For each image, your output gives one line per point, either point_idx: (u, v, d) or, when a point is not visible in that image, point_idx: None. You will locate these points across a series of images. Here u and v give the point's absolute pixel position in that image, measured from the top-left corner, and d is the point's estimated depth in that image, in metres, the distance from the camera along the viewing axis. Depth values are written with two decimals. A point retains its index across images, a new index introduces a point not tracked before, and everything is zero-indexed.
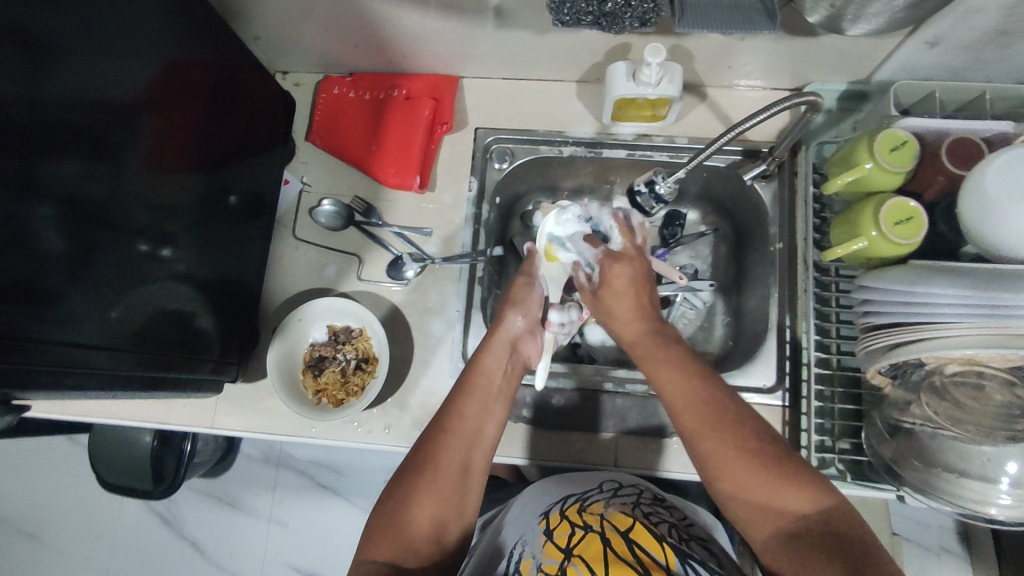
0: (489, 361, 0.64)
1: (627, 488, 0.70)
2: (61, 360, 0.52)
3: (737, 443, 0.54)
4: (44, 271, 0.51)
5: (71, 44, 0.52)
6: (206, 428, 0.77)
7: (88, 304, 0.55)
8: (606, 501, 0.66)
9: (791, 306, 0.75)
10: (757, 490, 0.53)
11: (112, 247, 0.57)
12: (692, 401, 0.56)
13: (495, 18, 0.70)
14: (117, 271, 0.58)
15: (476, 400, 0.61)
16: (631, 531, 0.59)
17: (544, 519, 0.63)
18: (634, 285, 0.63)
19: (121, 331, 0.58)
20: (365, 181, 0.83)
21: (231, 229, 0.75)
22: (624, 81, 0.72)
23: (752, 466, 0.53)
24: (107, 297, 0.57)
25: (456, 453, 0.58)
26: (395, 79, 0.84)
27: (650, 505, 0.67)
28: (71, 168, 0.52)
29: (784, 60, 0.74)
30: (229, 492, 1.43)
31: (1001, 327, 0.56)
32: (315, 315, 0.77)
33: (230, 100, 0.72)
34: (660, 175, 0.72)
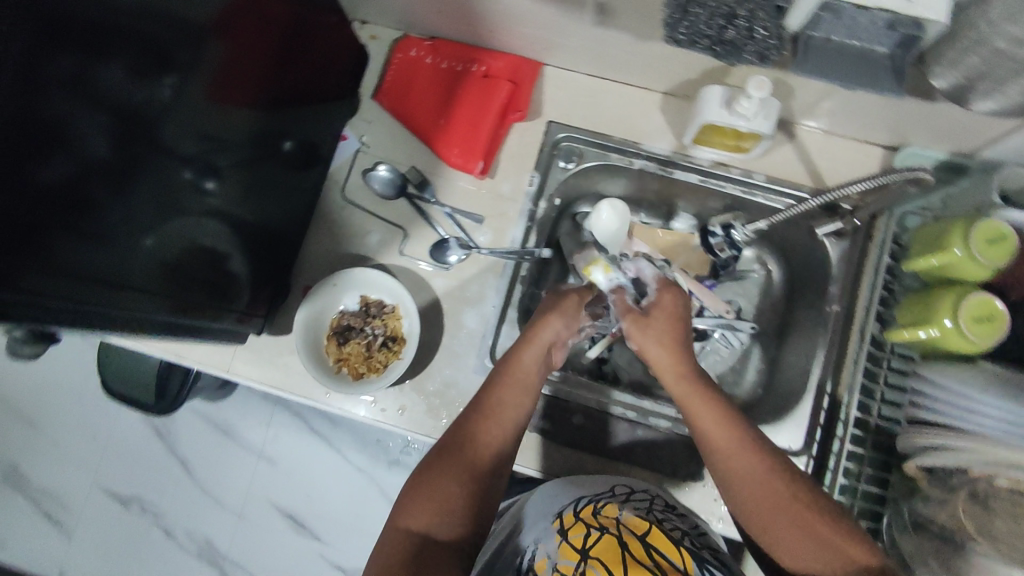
0: (529, 357, 0.65)
1: (639, 492, 0.67)
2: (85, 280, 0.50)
3: (766, 472, 0.55)
4: (83, 187, 0.48)
5: None
6: (221, 371, 0.76)
7: (124, 227, 0.53)
8: (620, 505, 0.63)
9: (836, 372, 0.71)
10: (787, 521, 0.52)
11: (165, 169, 0.56)
12: (718, 426, 0.58)
13: (596, 13, 0.66)
14: (155, 196, 0.55)
15: (515, 393, 0.63)
16: (648, 534, 0.57)
17: (557, 518, 0.61)
18: (675, 317, 0.67)
19: (149, 260, 0.57)
20: (425, 154, 0.80)
21: (278, 176, 0.73)
22: (717, 107, 0.68)
23: (781, 497, 0.53)
24: (142, 223, 0.55)
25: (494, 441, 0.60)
26: (475, 52, 0.80)
27: (662, 512, 0.64)
28: (123, 81, 0.48)
29: (890, 117, 0.69)
30: (225, 420, 1.44)
31: None
32: (350, 282, 0.75)
33: (303, 42, 0.68)
34: (738, 222, 0.77)
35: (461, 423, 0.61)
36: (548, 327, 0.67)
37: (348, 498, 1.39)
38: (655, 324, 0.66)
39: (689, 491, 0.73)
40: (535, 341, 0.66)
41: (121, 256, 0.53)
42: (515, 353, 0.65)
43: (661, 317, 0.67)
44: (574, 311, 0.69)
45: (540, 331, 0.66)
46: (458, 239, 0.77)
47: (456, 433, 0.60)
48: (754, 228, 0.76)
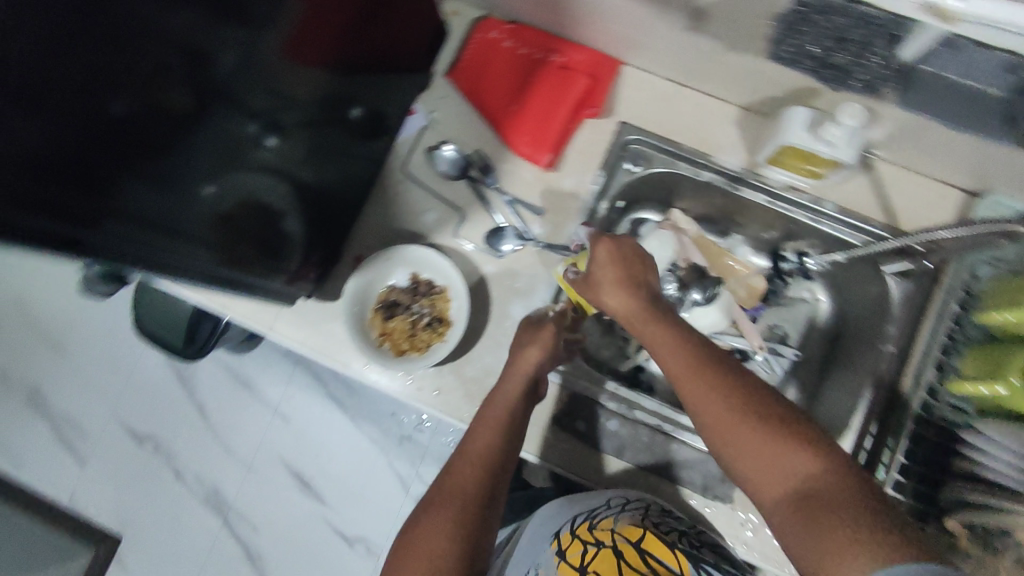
0: (503, 397, 0.65)
1: (635, 500, 0.68)
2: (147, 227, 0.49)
3: (726, 387, 0.53)
4: (151, 132, 0.45)
5: None
6: (261, 328, 0.76)
7: (188, 176, 0.51)
8: (615, 515, 0.65)
9: (883, 415, 0.69)
10: (754, 438, 0.51)
11: (232, 124, 0.54)
12: (675, 360, 0.56)
13: (692, 18, 0.64)
14: (221, 147, 0.54)
15: (491, 428, 0.64)
16: (643, 539, 0.61)
17: (555, 540, 0.65)
18: (620, 261, 0.63)
19: (207, 210, 0.56)
20: (492, 138, 0.79)
21: (344, 142, 0.72)
22: (802, 130, 0.66)
23: (745, 414, 0.51)
24: (205, 173, 0.53)
25: (470, 478, 0.61)
26: (555, 43, 0.79)
27: (661, 515, 0.66)
28: (203, 26, 0.45)
29: (979, 163, 0.67)
30: (246, 374, 1.45)
31: None
32: (403, 258, 0.75)
33: (386, 10, 0.67)
34: (813, 252, 0.83)
35: (444, 473, 0.62)
36: (523, 359, 0.67)
37: (356, 467, 1.40)
38: (599, 276, 0.63)
39: (716, 512, 0.72)
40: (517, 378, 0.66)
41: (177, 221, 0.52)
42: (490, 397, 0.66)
43: (604, 262, 0.63)
44: (552, 346, 0.68)
45: (523, 347, 0.68)
46: (516, 232, 0.76)
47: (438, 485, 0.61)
48: (830, 258, 0.79)
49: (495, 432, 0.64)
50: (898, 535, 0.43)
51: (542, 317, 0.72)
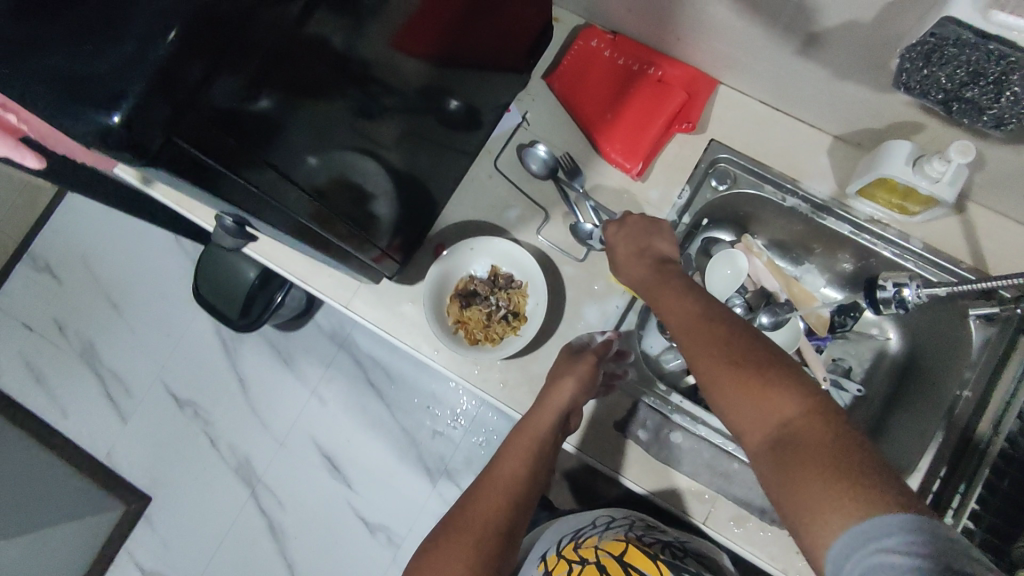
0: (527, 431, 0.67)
1: (618, 522, 0.78)
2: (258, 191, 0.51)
3: (724, 337, 0.54)
4: (271, 102, 0.47)
5: None
6: (340, 304, 0.78)
7: (296, 150, 0.53)
8: (600, 535, 0.74)
9: (953, 459, 0.69)
10: (740, 381, 0.51)
11: (340, 109, 0.56)
12: (681, 317, 0.58)
13: (804, 42, 0.65)
14: (330, 126, 0.55)
15: (516, 461, 0.66)
16: (625, 554, 0.66)
17: (543, 562, 0.72)
18: (637, 234, 0.70)
19: (311, 181, 0.57)
20: (582, 143, 0.81)
21: (443, 132, 0.74)
22: (901, 163, 0.66)
23: (738, 360, 0.52)
24: (313, 147, 0.55)
25: (495, 509, 0.63)
26: (654, 56, 0.79)
27: (643, 530, 0.76)
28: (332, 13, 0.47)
29: None
30: (291, 351, 1.48)
31: None
32: (485, 250, 0.76)
33: (498, 10, 0.69)
34: (914, 282, 0.72)
35: (468, 498, 0.65)
36: (562, 387, 0.68)
37: (385, 455, 1.40)
38: (617, 252, 0.70)
39: (771, 538, 0.70)
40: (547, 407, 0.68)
41: (279, 203, 0.55)
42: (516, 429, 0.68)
43: (617, 238, 0.70)
44: (587, 378, 0.68)
45: (561, 372, 0.69)
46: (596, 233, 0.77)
47: (459, 510, 0.64)
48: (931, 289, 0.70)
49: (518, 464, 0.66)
50: (873, 488, 0.42)
51: (582, 347, 0.72)
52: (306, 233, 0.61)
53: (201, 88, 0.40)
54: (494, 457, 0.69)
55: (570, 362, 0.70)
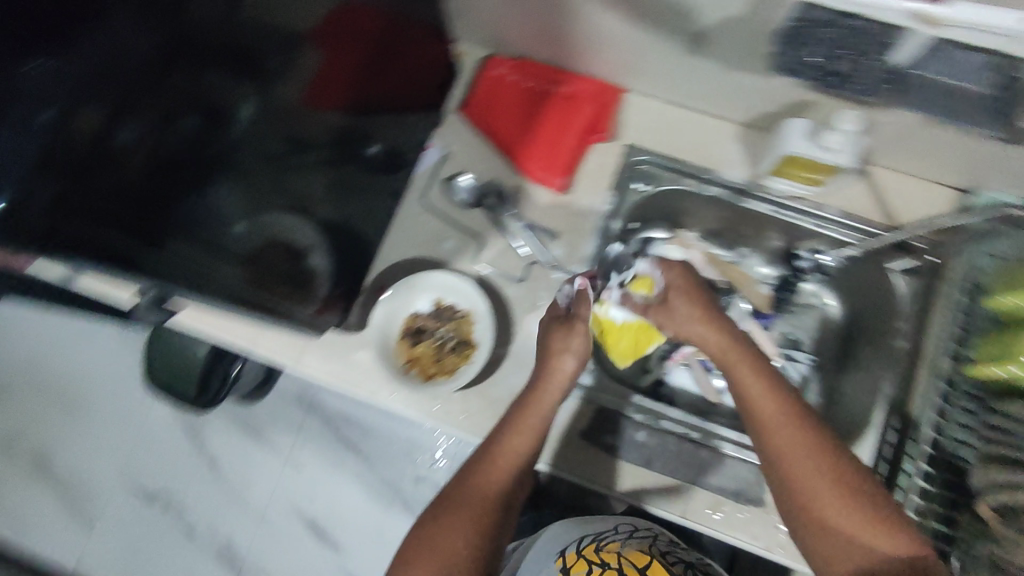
0: (531, 410, 0.66)
1: (640, 532, 0.85)
2: (184, 263, 0.53)
3: (811, 442, 0.58)
4: (178, 172, 0.50)
5: None
6: (289, 364, 0.77)
7: (218, 217, 0.55)
8: (622, 542, 0.81)
9: (901, 408, 0.73)
10: (828, 492, 0.57)
11: (263, 168, 0.60)
12: (762, 405, 0.61)
13: (690, 41, 0.69)
14: (252, 189, 0.58)
15: (521, 439, 0.64)
16: (647, 564, 0.76)
17: (562, 556, 0.79)
18: (690, 288, 0.69)
19: (241, 246, 0.58)
20: (505, 167, 0.83)
21: (363, 177, 0.75)
22: (800, 139, 0.70)
23: (825, 470, 0.57)
24: (236, 212, 0.57)
25: (496, 489, 0.62)
26: (558, 74, 0.83)
27: (664, 547, 0.83)
28: (218, 81, 0.52)
29: (968, 160, 0.71)
30: (257, 423, 1.44)
31: None
32: (425, 284, 0.78)
33: (392, 52, 0.71)
34: (826, 249, 0.83)
35: (467, 475, 0.63)
36: (568, 359, 0.68)
37: (371, 512, 1.37)
38: (673, 300, 0.69)
39: (751, 519, 0.71)
40: (551, 381, 0.68)
41: (213, 277, 0.56)
42: (519, 407, 0.67)
43: (677, 288, 0.70)
44: (584, 351, 0.69)
45: (563, 342, 0.69)
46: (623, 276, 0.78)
47: (458, 487, 0.63)
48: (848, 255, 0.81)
49: (526, 445, 0.64)
50: None
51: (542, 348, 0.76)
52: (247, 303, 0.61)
53: (101, 155, 0.45)
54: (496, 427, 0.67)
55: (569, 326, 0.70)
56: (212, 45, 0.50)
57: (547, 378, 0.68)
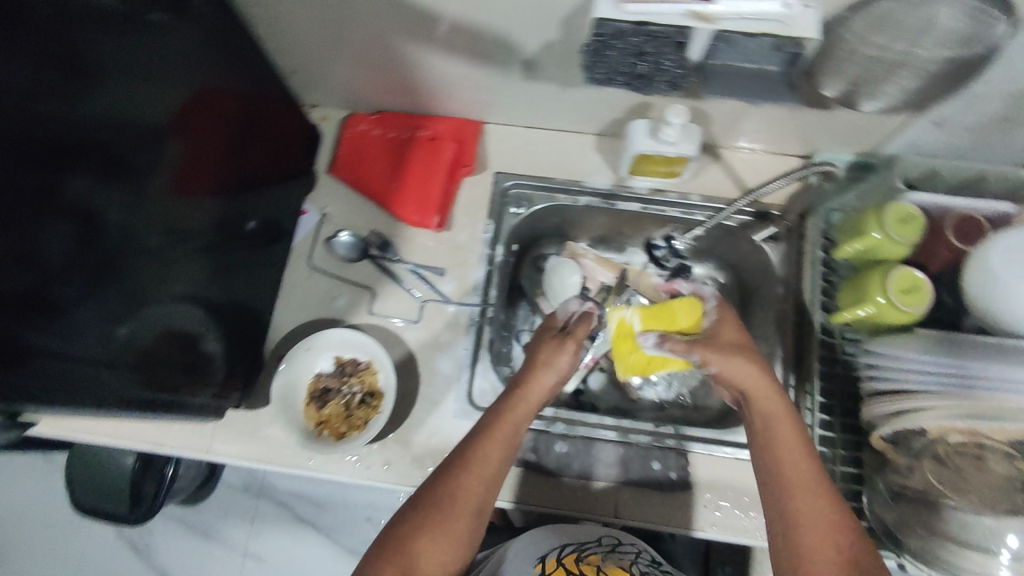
0: (511, 419, 0.62)
1: (625, 546, 0.76)
2: (64, 373, 0.53)
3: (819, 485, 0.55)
4: (52, 282, 0.50)
5: (111, 68, 0.52)
6: (200, 453, 0.76)
7: (97, 320, 0.56)
8: (604, 555, 0.72)
9: (798, 366, 0.76)
10: (825, 539, 0.53)
11: (139, 266, 0.60)
12: (775, 438, 0.59)
13: (524, 69, 0.73)
14: (132, 288, 0.59)
15: (500, 447, 0.60)
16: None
17: (540, 562, 0.69)
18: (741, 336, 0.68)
19: (127, 347, 0.59)
20: (384, 216, 0.85)
21: (246, 253, 0.76)
22: (644, 138, 0.75)
23: (828, 520, 0.53)
24: (118, 314, 0.58)
25: (474, 501, 0.58)
26: (419, 121, 0.86)
27: (647, 566, 0.73)
28: (82, 186, 0.52)
29: (797, 129, 0.78)
30: (207, 522, 1.35)
31: (972, 400, 0.61)
32: (323, 345, 0.77)
33: (254, 130, 0.73)
34: (676, 234, 0.85)
35: (441, 479, 0.58)
36: (555, 369, 0.66)
37: None
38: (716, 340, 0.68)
39: (679, 504, 0.74)
40: (531, 393, 0.64)
41: (95, 374, 0.56)
42: (497, 414, 0.62)
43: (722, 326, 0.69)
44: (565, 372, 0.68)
45: (554, 356, 0.68)
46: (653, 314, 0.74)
47: (430, 493, 0.58)
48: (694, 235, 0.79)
49: (504, 454, 0.60)
50: None
51: (451, 381, 0.78)
52: (138, 401, 0.62)
53: None
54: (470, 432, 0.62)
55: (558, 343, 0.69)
56: (72, 145, 0.50)
57: (528, 387, 0.65)
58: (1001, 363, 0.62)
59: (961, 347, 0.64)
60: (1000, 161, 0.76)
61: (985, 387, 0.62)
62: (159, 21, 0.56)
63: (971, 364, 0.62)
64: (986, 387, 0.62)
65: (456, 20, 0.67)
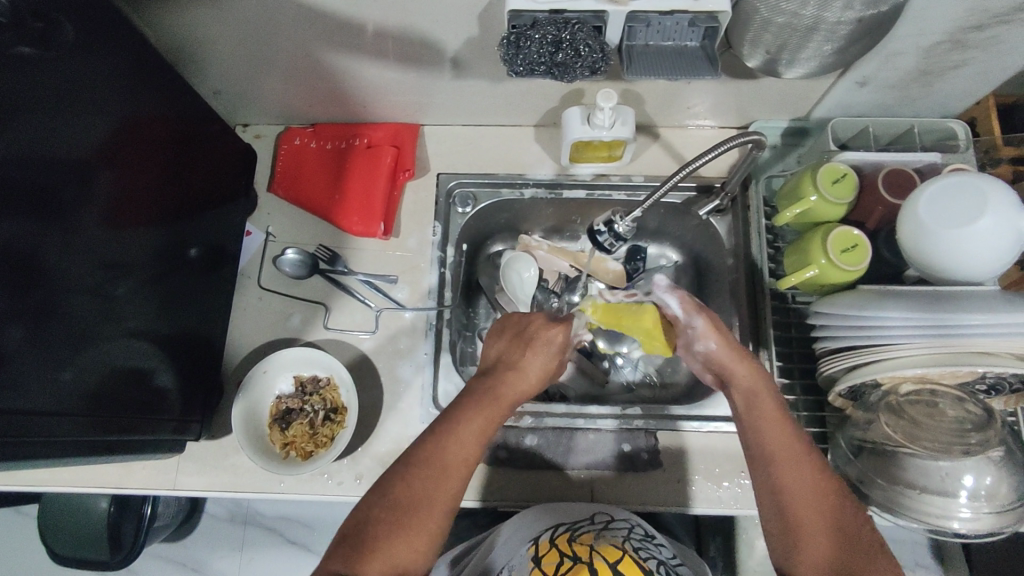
0: (479, 415, 0.60)
1: (618, 521, 0.66)
2: (16, 426, 0.51)
3: (805, 455, 0.56)
4: None
5: (22, 106, 0.52)
6: (167, 489, 0.76)
7: (39, 368, 0.54)
8: (597, 532, 0.61)
9: (753, 334, 0.78)
10: (812, 507, 0.54)
11: (80, 304, 0.58)
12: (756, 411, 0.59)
13: (452, 68, 0.73)
14: (73, 329, 0.57)
15: (473, 440, 0.58)
16: (620, 561, 0.55)
17: (533, 545, 0.61)
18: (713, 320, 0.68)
19: (75, 391, 0.57)
20: (331, 229, 0.84)
21: (193, 281, 0.74)
22: (579, 125, 0.75)
23: (815, 488, 0.55)
24: (61, 358, 0.56)
25: (446, 494, 0.56)
26: (355, 128, 0.86)
27: (641, 541, 0.63)
28: (8, 229, 0.50)
29: (729, 101, 0.79)
30: (194, 557, 1.28)
31: (942, 346, 0.60)
32: (281, 365, 0.76)
33: (187, 156, 0.72)
34: (618, 215, 0.71)
35: (409, 471, 0.56)
36: (528, 366, 0.64)
37: None
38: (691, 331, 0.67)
39: (653, 483, 0.75)
40: (501, 392, 0.62)
41: (48, 422, 0.55)
42: (465, 409, 0.60)
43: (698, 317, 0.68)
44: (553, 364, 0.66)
45: (519, 355, 0.65)
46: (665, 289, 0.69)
47: (399, 481, 0.56)
48: (634, 217, 0.71)
49: (475, 447, 0.58)
50: None
51: (414, 387, 0.78)
52: (93, 445, 0.60)
53: None
54: (440, 420, 0.60)
55: (524, 341, 0.66)
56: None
57: (508, 381, 0.63)
58: (963, 310, 0.59)
59: (921, 298, 0.61)
60: (925, 113, 0.78)
61: (955, 330, 0.60)
62: (32, 53, 0.53)
63: (943, 313, 0.60)
64: (957, 331, 0.60)
65: (377, 27, 0.66)
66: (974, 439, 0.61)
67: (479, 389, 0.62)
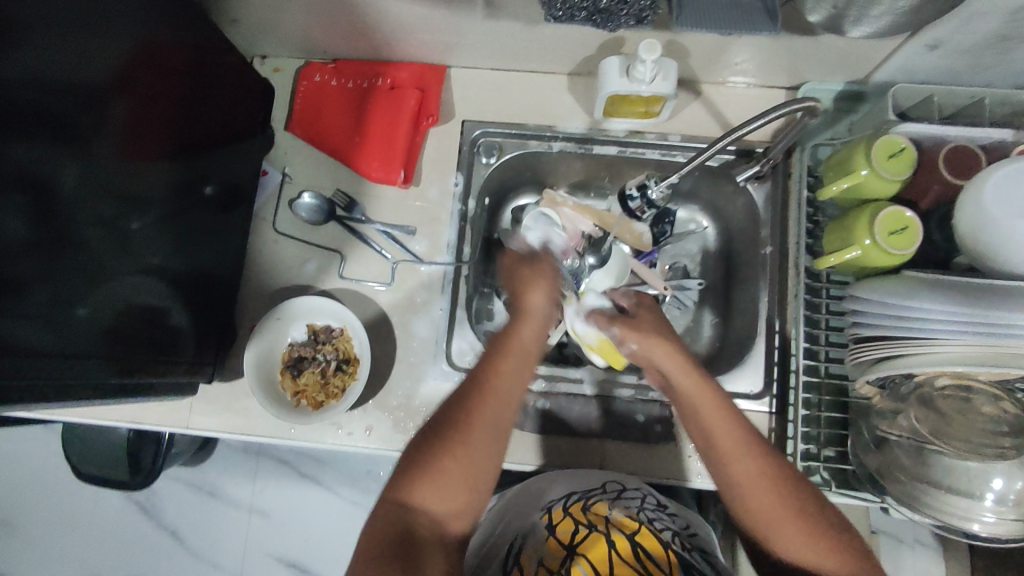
0: (511, 363, 0.57)
1: (631, 492, 0.65)
2: (37, 360, 0.51)
3: (741, 432, 0.56)
4: (9, 258, 0.48)
5: (43, 19, 0.49)
6: (181, 428, 0.77)
7: (55, 300, 0.53)
8: (611, 502, 0.60)
9: (781, 311, 0.75)
10: (763, 489, 0.54)
11: (96, 237, 0.56)
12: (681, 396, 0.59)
13: (483, 7, 0.67)
14: (86, 268, 0.56)
15: (513, 370, 0.56)
16: (637, 532, 0.55)
17: (546, 513, 0.59)
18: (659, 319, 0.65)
19: (93, 327, 0.57)
20: (349, 174, 0.81)
21: (208, 223, 0.72)
22: (618, 77, 0.69)
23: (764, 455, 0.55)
24: (76, 290, 0.55)
25: (494, 419, 0.54)
26: (378, 67, 0.82)
27: (654, 512, 0.63)
28: (28, 155, 0.49)
29: (783, 59, 0.72)
30: (210, 482, 1.32)
31: (991, 344, 0.56)
32: (295, 313, 0.75)
33: (206, 84, 0.68)
34: (652, 180, 0.68)
35: (443, 456, 0.52)
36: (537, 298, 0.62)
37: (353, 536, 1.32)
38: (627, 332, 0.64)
39: (666, 454, 0.74)
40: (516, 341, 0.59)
41: (68, 355, 0.54)
42: (491, 367, 0.56)
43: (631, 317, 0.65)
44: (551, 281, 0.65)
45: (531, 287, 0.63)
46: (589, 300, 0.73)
47: (448, 413, 0.54)
48: (669, 183, 0.68)
49: (517, 372, 0.57)
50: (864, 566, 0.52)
51: (427, 345, 0.77)
52: (110, 386, 0.60)
53: None
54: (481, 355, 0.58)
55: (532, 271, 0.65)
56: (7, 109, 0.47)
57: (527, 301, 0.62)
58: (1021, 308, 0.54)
59: (971, 292, 0.56)
60: (999, 84, 0.71)
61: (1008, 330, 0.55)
62: None
63: (987, 306, 0.55)
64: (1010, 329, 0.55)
65: None
66: (1009, 443, 0.58)
67: (506, 339, 0.59)
